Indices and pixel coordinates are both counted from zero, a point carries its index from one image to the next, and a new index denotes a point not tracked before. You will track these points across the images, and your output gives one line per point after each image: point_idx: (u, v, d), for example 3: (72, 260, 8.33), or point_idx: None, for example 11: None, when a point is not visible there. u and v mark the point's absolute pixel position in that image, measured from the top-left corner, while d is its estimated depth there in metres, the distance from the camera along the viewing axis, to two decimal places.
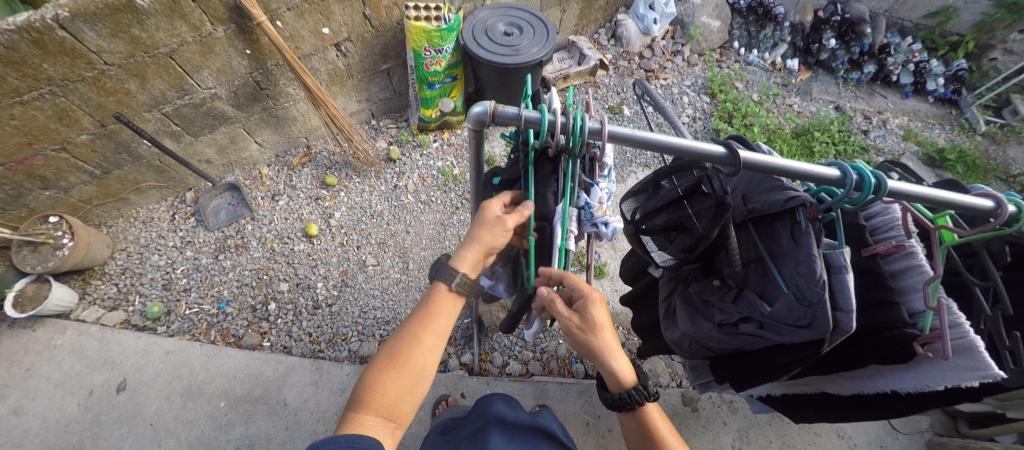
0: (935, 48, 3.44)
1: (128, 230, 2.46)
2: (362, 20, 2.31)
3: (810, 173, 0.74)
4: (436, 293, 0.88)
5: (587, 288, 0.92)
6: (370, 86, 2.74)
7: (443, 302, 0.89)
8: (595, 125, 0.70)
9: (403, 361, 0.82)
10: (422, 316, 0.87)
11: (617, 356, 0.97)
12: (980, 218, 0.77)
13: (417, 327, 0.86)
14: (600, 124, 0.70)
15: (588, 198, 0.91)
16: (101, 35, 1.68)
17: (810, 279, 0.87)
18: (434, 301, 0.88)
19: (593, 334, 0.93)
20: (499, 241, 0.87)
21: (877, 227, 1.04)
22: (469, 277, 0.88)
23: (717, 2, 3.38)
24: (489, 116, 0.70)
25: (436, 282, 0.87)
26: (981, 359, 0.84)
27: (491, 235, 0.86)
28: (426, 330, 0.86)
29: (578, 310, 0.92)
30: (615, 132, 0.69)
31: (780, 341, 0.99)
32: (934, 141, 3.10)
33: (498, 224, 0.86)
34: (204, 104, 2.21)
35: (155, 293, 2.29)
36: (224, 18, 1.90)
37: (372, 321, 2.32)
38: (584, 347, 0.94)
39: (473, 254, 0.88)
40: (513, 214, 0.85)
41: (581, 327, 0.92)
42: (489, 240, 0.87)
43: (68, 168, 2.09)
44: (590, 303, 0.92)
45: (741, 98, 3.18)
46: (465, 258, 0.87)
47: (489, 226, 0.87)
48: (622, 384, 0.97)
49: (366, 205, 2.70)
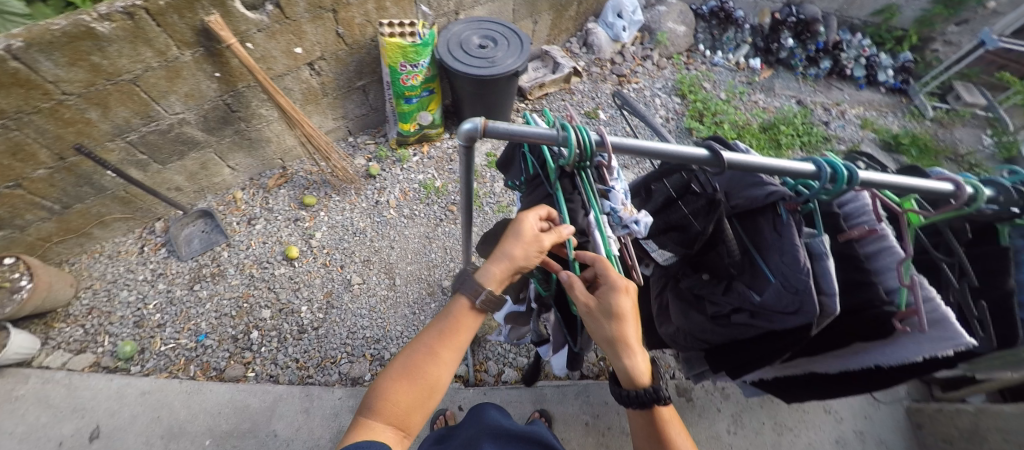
0: (881, 42, 3.68)
1: (94, 266, 2.33)
2: (336, 39, 2.30)
3: (787, 169, 0.78)
4: (458, 307, 0.90)
5: (615, 275, 0.86)
6: (346, 103, 2.71)
7: (466, 318, 0.90)
8: (597, 137, 0.73)
9: (418, 374, 0.85)
10: (443, 330, 0.89)
11: (635, 349, 0.95)
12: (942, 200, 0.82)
13: (435, 341, 0.88)
14: (599, 136, 0.73)
15: (612, 203, 0.91)
16: (58, 64, 1.61)
17: (795, 268, 0.90)
18: (455, 316, 0.90)
19: (616, 324, 0.91)
20: (532, 263, 0.86)
21: (851, 214, 1.07)
22: (494, 294, 0.86)
23: (680, 8, 3.52)
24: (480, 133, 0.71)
25: (459, 295, 0.89)
26: (953, 330, 0.88)
27: (525, 254, 0.84)
28: (444, 345, 0.88)
29: (602, 297, 0.88)
30: (615, 142, 0.73)
31: (772, 328, 1.03)
32: (889, 127, 3.30)
33: (533, 242, 0.85)
34: (171, 130, 2.12)
35: (127, 332, 2.16)
36: (191, 42, 1.85)
37: (362, 341, 2.26)
38: (602, 336, 0.93)
39: (501, 270, 0.85)
40: (551, 234, 0.85)
41: (603, 315, 0.89)
42: (521, 259, 0.85)
43: (24, 205, 1.96)
44: (618, 293, 0.86)
45: (709, 97, 3.31)
46: (492, 273, 0.85)
47: (522, 243, 0.84)
48: (637, 377, 0.96)
49: (348, 223, 2.65)
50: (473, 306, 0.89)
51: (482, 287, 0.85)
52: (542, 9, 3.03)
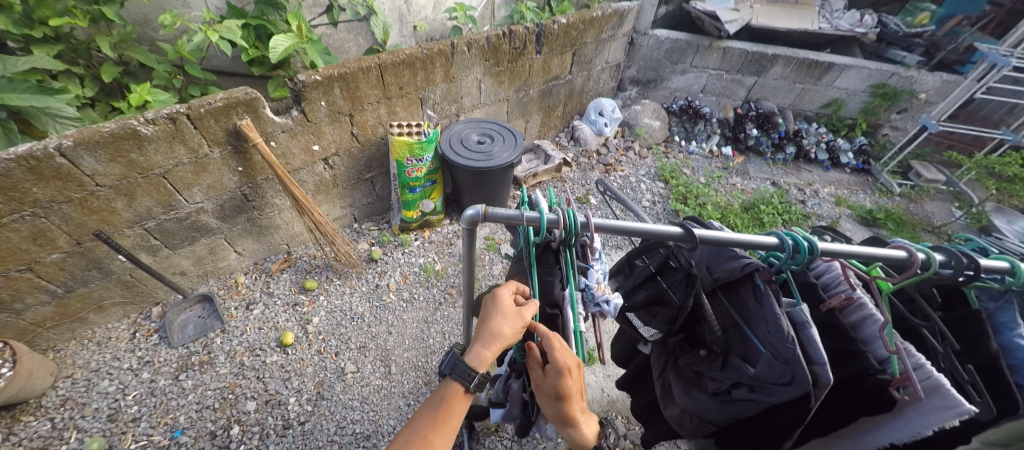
0: (837, 130, 4.05)
1: (79, 354, 2.27)
2: (350, 137, 2.59)
3: (753, 242, 0.87)
4: (449, 391, 0.96)
5: (561, 356, 0.89)
6: (354, 193, 2.93)
7: (459, 401, 0.96)
8: (582, 219, 0.87)
9: None
10: (437, 416, 0.94)
11: (583, 420, 0.99)
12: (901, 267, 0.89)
13: (430, 430, 0.93)
14: (585, 219, 0.87)
15: (588, 280, 0.97)
16: (99, 160, 1.81)
17: (781, 337, 0.93)
18: (449, 401, 0.95)
19: (563, 403, 0.93)
20: (516, 335, 0.90)
21: (828, 284, 1.13)
22: (483, 373, 0.92)
23: (654, 107, 4.01)
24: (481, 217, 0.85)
25: (451, 380, 0.95)
26: (951, 396, 0.86)
27: (507, 329, 0.89)
28: (438, 433, 0.93)
29: (549, 378, 0.90)
30: (598, 223, 0.85)
31: (773, 402, 0.96)
32: (862, 204, 3.50)
33: (513, 315, 0.90)
34: (188, 218, 2.27)
35: (98, 427, 2.02)
36: (222, 141, 2.10)
37: (350, 438, 2.10)
38: (551, 409, 0.96)
39: (490, 351, 0.90)
40: (529, 306, 0.92)
41: (551, 392, 0.92)
42: (505, 334, 0.89)
43: (28, 289, 2.00)
44: (562, 375, 0.89)
45: (690, 181, 3.58)
46: (483, 356, 0.90)
47: (504, 318, 0.89)
48: (584, 447, 0.99)
49: (347, 307, 2.65)
50: (466, 389, 0.95)
51: (474, 369, 0.92)
52: (534, 110, 3.47)
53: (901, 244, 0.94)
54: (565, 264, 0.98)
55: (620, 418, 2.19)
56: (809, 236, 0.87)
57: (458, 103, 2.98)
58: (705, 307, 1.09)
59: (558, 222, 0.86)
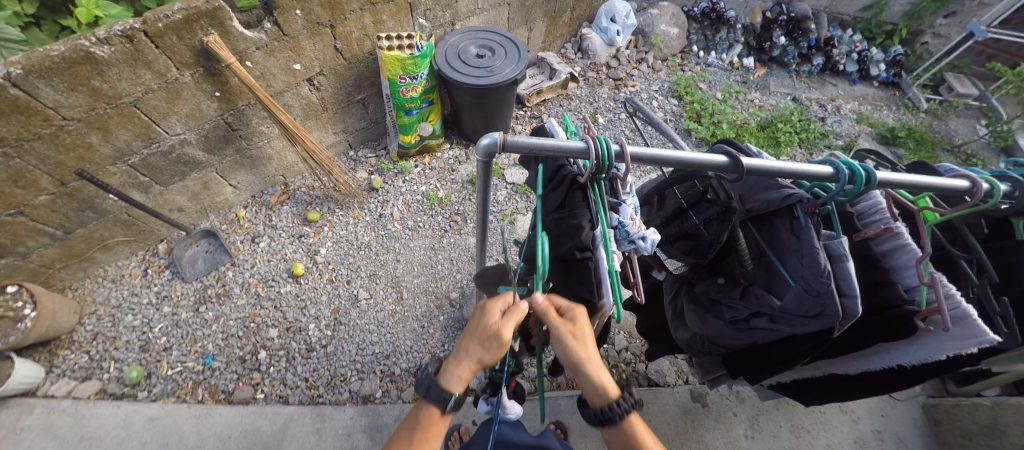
0: (874, 37, 3.67)
1: (97, 291, 2.30)
2: (334, 53, 2.30)
3: (805, 173, 0.79)
4: (424, 417, 0.94)
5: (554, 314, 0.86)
6: (346, 117, 2.71)
7: (438, 423, 0.94)
8: (616, 148, 0.77)
9: None
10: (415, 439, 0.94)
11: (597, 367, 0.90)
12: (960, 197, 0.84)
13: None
14: (619, 147, 0.77)
15: (620, 217, 0.88)
16: (58, 90, 1.60)
17: (816, 271, 0.89)
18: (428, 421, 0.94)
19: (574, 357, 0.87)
20: (492, 352, 0.85)
21: (864, 212, 1.08)
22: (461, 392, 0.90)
23: (673, 11, 3.56)
24: (500, 147, 0.77)
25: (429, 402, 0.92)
26: (975, 325, 0.87)
27: (484, 345, 0.85)
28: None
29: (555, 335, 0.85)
30: (635, 152, 0.77)
31: (793, 333, 0.99)
32: (884, 121, 3.33)
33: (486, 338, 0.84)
34: (172, 151, 2.12)
35: (133, 357, 2.14)
36: (191, 63, 1.85)
37: (371, 357, 2.24)
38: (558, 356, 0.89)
39: (465, 369, 0.88)
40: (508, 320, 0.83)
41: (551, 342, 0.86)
42: (481, 350, 0.85)
43: (26, 232, 1.94)
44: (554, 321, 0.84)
45: (706, 98, 3.34)
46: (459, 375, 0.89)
47: (480, 336, 0.85)
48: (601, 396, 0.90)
49: (353, 238, 2.64)
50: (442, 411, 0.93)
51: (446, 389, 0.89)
52: (537, 16, 3.06)
53: (962, 173, 0.87)
54: (594, 202, 0.87)
55: (623, 334, 2.34)
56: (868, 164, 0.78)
57: (453, 9, 2.60)
58: (739, 240, 1.03)
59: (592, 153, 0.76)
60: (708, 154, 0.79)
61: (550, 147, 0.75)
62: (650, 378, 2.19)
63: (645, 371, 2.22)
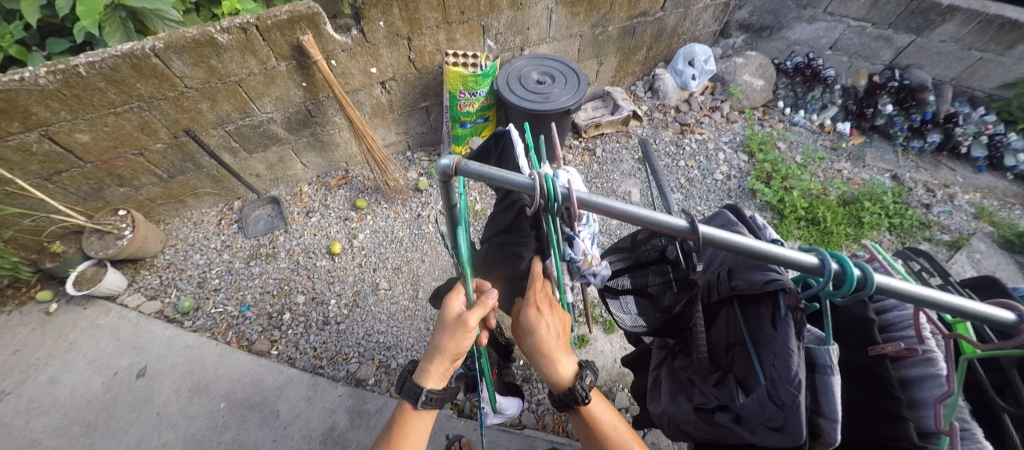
0: (1013, 120, 3.05)
1: (181, 229, 2.76)
2: (407, 63, 2.55)
3: (782, 256, 0.64)
4: (403, 412, 0.99)
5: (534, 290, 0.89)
6: (409, 120, 2.96)
7: (414, 419, 0.99)
8: (564, 188, 0.70)
9: None
10: (393, 437, 0.98)
11: (561, 356, 0.91)
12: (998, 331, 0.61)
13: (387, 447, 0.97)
14: (568, 188, 0.70)
15: (572, 252, 0.87)
16: (186, 63, 2.00)
17: (786, 376, 0.72)
18: (403, 422, 0.99)
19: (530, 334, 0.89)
20: (463, 346, 0.90)
21: (891, 323, 0.85)
22: (437, 385, 0.94)
23: (760, 61, 3.32)
24: (454, 170, 0.75)
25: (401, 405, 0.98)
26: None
27: (456, 343, 0.89)
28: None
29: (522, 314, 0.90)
30: (582, 197, 0.70)
31: (755, 441, 0.83)
32: (1015, 223, 2.72)
33: (456, 328, 0.88)
34: (261, 125, 2.49)
35: (190, 289, 2.50)
36: (287, 55, 2.19)
37: (374, 345, 2.35)
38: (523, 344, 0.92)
39: (442, 367, 0.93)
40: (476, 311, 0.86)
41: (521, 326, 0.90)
42: (454, 347, 0.90)
43: (142, 171, 2.42)
44: (529, 304, 0.88)
45: (782, 160, 3.03)
46: (431, 371, 0.94)
47: (452, 332, 0.88)
48: (557, 386, 0.91)
49: (389, 230, 2.82)
50: (416, 407, 0.96)
51: (422, 385, 0.94)
52: (610, 51, 3.07)
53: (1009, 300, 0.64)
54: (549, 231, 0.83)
55: (626, 392, 2.14)
56: (865, 263, 0.61)
57: (524, 35, 2.73)
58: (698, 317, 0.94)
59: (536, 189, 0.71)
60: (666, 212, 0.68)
61: (502, 180, 0.71)
62: None
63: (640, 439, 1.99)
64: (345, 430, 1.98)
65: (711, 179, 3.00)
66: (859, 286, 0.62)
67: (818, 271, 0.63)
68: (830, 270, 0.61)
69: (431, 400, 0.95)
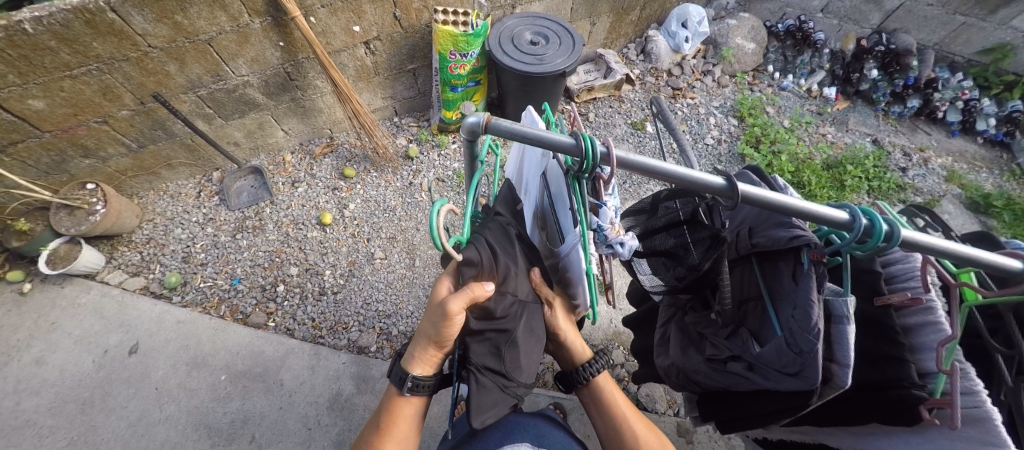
0: (987, 86, 3.22)
1: (157, 202, 2.61)
2: (392, 21, 2.39)
3: (812, 212, 0.67)
4: (392, 399, 0.96)
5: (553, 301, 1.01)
6: (395, 84, 2.82)
7: (401, 406, 0.96)
8: (603, 148, 0.68)
9: None
10: (382, 423, 0.97)
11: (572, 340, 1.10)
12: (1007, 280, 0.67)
13: (376, 438, 0.96)
14: (607, 147, 0.68)
15: (600, 221, 0.78)
16: (147, 20, 1.81)
17: (805, 326, 0.78)
18: (391, 411, 0.96)
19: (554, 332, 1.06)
20: (449, 337, 0.83)
21: (894, 275, 0.91)
22: (423, 374, 0.92)
23: (753, 24, 3.28)
24: (483, 128, 0.71)
25: (387, 391, 0.97)
26: (996, 433, 0.71)
27: (440, 334, 0.83)
28: (385, 440, 0.96)
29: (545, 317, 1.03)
30: (621, 156, 0.69)
31: (768, 387, 0.91)
32: (980, 185, 2.91)
33: (439, 314, 0.80)
34: (236, 90, 2.32)
35: (175, 264, 2.41)
36: (261, 11, 2.00)
37: (374, 314, 2.35)
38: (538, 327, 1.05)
39: (428, 353, 0.90)
40: (457, 297, 0.76)
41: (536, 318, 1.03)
42: (438, 337, 0.84)
43: (108, 140, 2.23)
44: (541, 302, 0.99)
45: (770, 123, 3.08)
46: (417, 357, 0.90)
47: (434, 318, 0.82)
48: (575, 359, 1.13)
49: (381, 199, 2.75)
50: (403, 393, 0.94)
51: (407, 372, 0.92)
52: (603, 10, 2.95)
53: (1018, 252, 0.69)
54: (574, 193, 0.80)
55: (621, 349, 2.26)
56: (892, 217, 0.65)
57: None
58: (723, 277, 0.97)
59: (574, 150, 0.68)
60: (702, 171, 0.70)
61: (531, 137, 0.67)
62: (639, 400, 2.09)
63: (635, 390, 2.12)
64: (351, 396, 2.02)
65: (702, 143, 3.03)
66: (884, 240, 0.66)
67: (847, 226, 0.67)
68: (859, 225, 0.65)
69: (419, 386, 0.93)
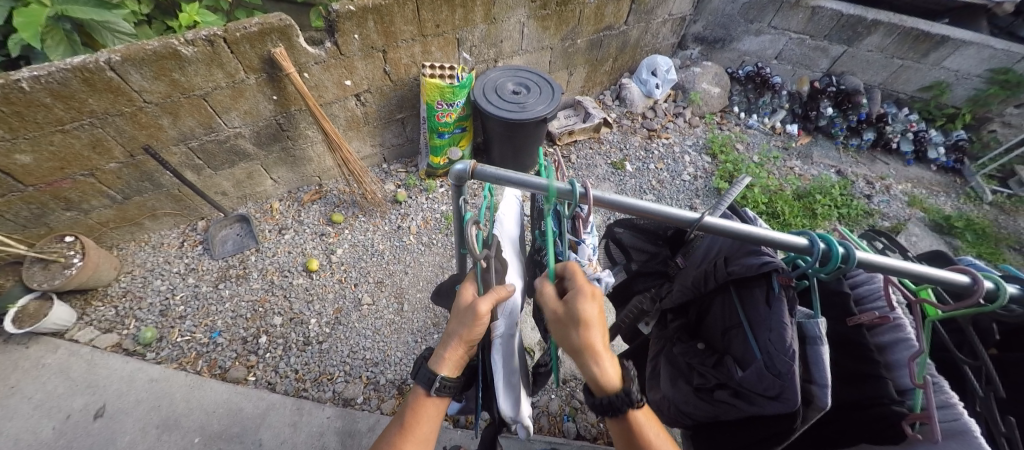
0: (932, 119, 3.54)
1: (137, 254, 2.56)
2: (382, 75, 2.54)
3: (775, 239, 0.72)
4: (417, 399, 0.92)
5: (581, 282, 0.81)
6: (384, 132, 2.93)
7: (427, 407, 0.92)
8: (583, 189, 0.72)
9: None
10: (405, 422, 0.91)
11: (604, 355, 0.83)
12: (958, 293, 0.69)
13: (398, 437, 0.90)
14: (585, 188, 0.72)
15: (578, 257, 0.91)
16: (145, 77, 1.89)
17: (781, 348, 0.80)
18: (416, 410, 0.91)
19: (582, 331, 0.79)
20: (477, 333, 0.84)
21: (864, 296, 0.96)
22: (450, 376, 0.88)
23: (716, 70, 3.59)
24: (469, 174, 0.75)
25: (414, 388, 0.92)
26: (973, 443, 0.70)
27: (468, 330, 0.84)
28: (407, 439, 0.90)
29: (568, 304, 0.80)
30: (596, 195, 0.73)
31: (753, 413, 0.89)
32: (940, 208, 3.09)
33: (468, 317, 0.83)
34: (227, 141, 2.38)
35: (151, 319, 2.31)
36: (256, 68, 2.12)
37: (361, 362, 2.26)
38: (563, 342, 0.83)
39: (455, 352, 0.88)
40: (488, 297, 0.82)
41: (563, 319, 0.81)
42: (466, 334, 0.85)
43: (92, 192, 2.23)
44: (581, 294, 0.79)
45: (741, 159, 3.27)
46: (445, 358, 0.88)
47: (464, 318, 0.84)
48: (604, 387, 0.83)
49: (368, 243, 2.75)
50: (429, 394, 0.90)
51: (435, 372, 0.87)
52: (579, 62, 3.20)
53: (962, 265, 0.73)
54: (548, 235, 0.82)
55: None
56: (847, 241, 0.70)
57: (498, 47, 2.80)
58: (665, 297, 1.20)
59: (561, 191, 0.72)
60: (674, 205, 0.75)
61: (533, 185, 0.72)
62: None
63: None
64: None
65: (679, 179, 3.18)
66: (842, 262, 0.71)
67: (808, 251, 0.72)
68: (818, 249, 0.70)
69: (445, 388, 0.88)
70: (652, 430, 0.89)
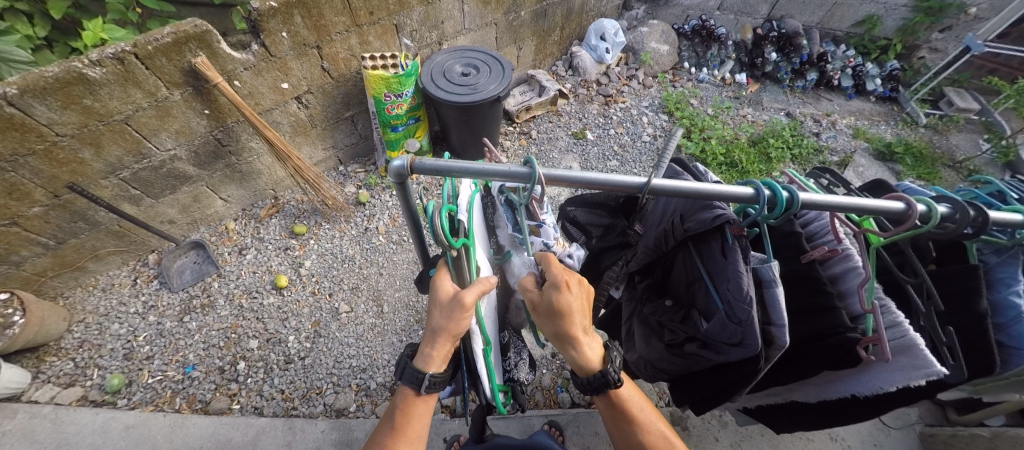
0: (867, 52, 3.70)
1: (87, 299, 2.38)
2: (321, 73, 2.39)
3: (725, 194, 0.70)
4: (405, 399, 0.91)
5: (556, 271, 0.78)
6: (335, 133, 2.80)
7: (415, 406, 0.91)
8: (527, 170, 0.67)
9: None
10: (394, 425, 0.91)
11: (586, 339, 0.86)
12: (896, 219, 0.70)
13: (390, 438, 0.90)
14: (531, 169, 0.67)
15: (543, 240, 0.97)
16: (51, 108, 1.71)
17: (739, 297, 0.83)
18: (406, 409, 0.91)
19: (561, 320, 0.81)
20: (464, 325, 0.81)
21: (814, 233, 0.98)
22: (439, 371, 0.87)
23: (663, 28, 3.60)
24: (410, 170, 0.68)
25: (401, 389, 0.91)
26: (922, 356, 0.76)
27: (455, 323, 0.80)
28: (400, 438, 0.90)
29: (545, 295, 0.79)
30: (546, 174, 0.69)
31: (720, 360, 0.93)
32: (882, 136, 3.27)
33: (454, 310, 0.79)
34: (163, 166, 2.21)
35: (116, 364, 2.19)
36: (179, 82, 1.95)
37: (348, 371, 2.23)
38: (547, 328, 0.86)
39: (440, 350, 0.85)
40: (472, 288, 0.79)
41: (543, 310, 0.82)
42: (454, 328, 0.81)
43: (19, 242, 2.04)
44: (554, 289, 0.77)
45: (696, 113, 3.32)
46: (432, 356, 0.85)
47: (449, 313, 0.80)
48: (586, 367, 0.87)
49: (337, 250, 2.67)
50: (419, 393, 0.90)
51: (423, 371, 0.86)
52: (526, 35, 3.12)
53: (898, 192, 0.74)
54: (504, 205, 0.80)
55: None
56: (789, 185, 0.70)
57: (439, 29, 2.69)
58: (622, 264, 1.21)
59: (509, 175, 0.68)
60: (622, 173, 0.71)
61: (488, 171, 0.68)
62: None
63: None
64: None
65: (639, 142, 3.21)
66: (787, 206, 0.71)
67: (754, 200, 0.72)
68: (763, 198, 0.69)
69: (435, 383, 0.89)
70: (645, 410, 0.94)
